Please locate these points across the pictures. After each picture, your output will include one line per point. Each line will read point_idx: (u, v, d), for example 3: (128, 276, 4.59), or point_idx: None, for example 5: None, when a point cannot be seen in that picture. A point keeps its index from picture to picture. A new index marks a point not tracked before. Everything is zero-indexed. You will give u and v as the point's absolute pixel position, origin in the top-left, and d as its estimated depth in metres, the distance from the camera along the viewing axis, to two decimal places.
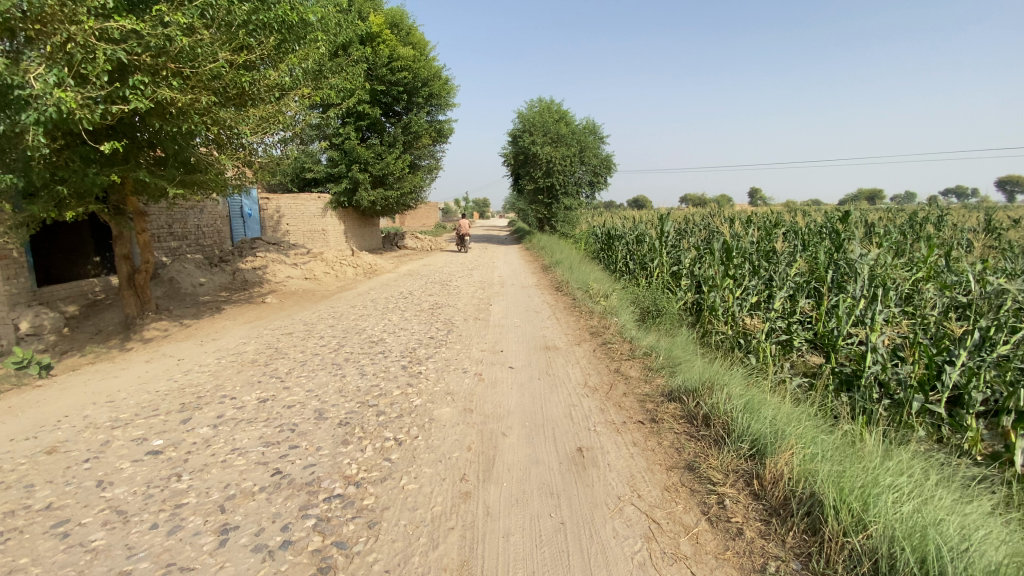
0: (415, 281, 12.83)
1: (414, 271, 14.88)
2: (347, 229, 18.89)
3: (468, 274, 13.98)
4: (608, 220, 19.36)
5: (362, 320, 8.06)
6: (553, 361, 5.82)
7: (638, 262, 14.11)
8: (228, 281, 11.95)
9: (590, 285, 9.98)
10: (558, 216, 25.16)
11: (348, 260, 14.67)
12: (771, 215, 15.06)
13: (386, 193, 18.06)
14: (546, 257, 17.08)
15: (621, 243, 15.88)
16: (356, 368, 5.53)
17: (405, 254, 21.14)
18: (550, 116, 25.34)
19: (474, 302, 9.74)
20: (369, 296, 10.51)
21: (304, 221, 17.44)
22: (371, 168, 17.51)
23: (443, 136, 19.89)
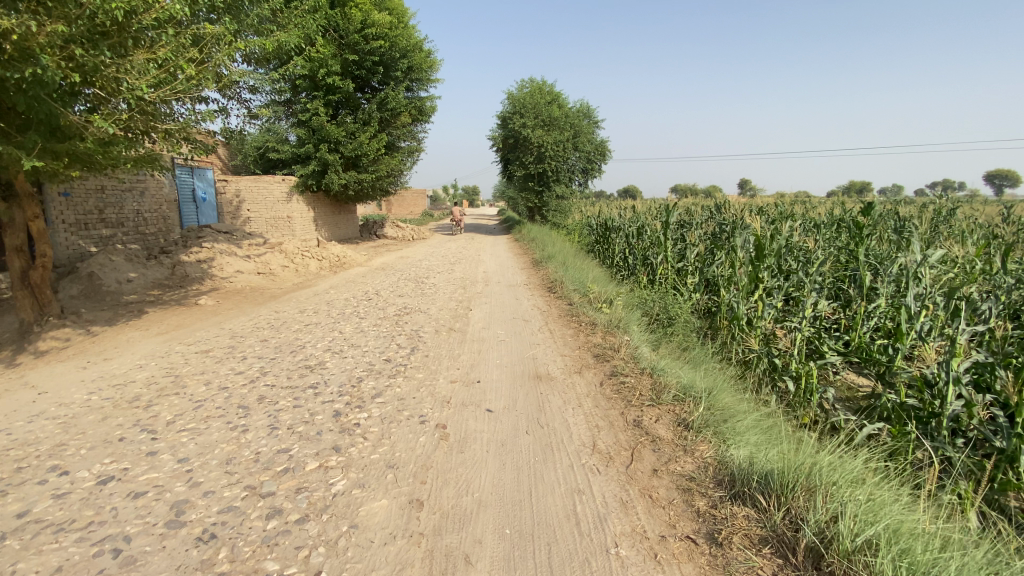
0: (386, 277, 11.11)
1: (388, 265, 13.16)
2: (317, 216, 17.06)
3: (450, 269, 12.30)
4: (604, 210, 17.75)
5: (304, 332, 6.40)
6: (546, 403, 4.20)
7: (639, 257, 12.55)
8: (165, 277, 9.99)
9: (588, 286, 8.41)
10: (549, 205, 23.46)
11: (312, 251, 12.90)
12: (784, 206, 13.60)
13: (360, 177, 16.21)
14: (536, 250, 15.48)
15: (620, 236, 14.29)
16: (267, 416, 3.92)
17: (383, 244, 19.34)
18: (542, 98, 23.52)
19: (451, 306, 8.08)
20: (326, 296, 8.81)
21: (267, 207, 15.56)
22: (342, 148, 15.64)
23: (425, 115, 18.00)
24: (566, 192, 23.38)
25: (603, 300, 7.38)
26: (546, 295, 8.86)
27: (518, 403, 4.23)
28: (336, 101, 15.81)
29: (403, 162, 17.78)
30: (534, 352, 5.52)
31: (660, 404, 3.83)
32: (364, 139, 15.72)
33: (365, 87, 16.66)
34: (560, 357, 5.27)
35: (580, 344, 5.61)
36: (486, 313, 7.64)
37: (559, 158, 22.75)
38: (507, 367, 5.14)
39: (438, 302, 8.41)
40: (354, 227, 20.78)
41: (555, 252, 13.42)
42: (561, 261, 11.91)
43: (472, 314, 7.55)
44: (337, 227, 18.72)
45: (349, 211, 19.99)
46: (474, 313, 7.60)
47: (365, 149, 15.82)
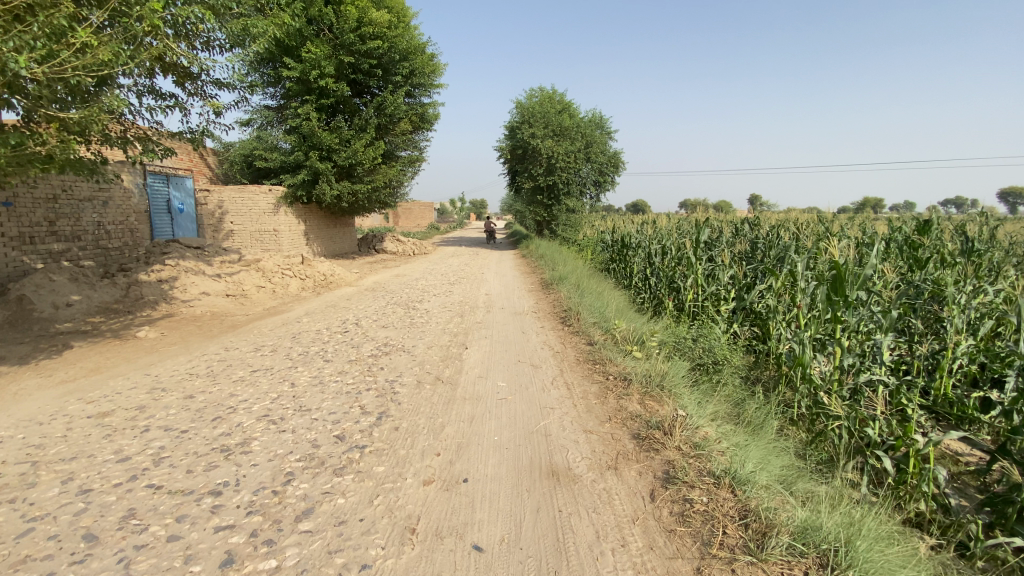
0: (374, 300, 9.58)
1: (380, 285, 11.66)
2: (309, 229, 15.70)
3: (448, 291, 10.79)
4: (620, 225, 16.18)
5: (247, 384, 4.90)
6: (568, 536, 2.63)
7: (663, 279, 10.97)
8: (115, 300, 8.59)
9: (608, 317, 6.85)
10: (559, 219, 22.02)
11: (294, 268, 11.36)
12: (827, 224, 12.05)
13: (355, 187, 14.71)
14: (546, 268, 13.98)
15: (640, 254, 12.69)
16: (116, 564, 2.42)
17: (380, 260, 17.92)
18: (553, 107, 22.19)
19: (443, 343, 6.51)
20: (294, 327, 7.30)
21: (252, 218, 14.06)
22: (335, 157, 14.20)
23: (427, 122, 16.57)
24: (578, 206, 21.90)
25: (632, 338, 5.83)
26: (560, 326, 7.30)
27: (523, 534, 2.66)
28: (329, 105, 14.41)
29: (403, 172, 16.31)
30: (547, 425, 3.93)
31: (764, 561, 2.29)
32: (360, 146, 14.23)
33: (363, 91, 15.31)
34: (582, 436, 3.70)
35: (610, 413, 4.04)
36: (485, 353, 6.08)
37: (570, 170, 21.33)
38: (508, 451, 3.57)
39: (428, 336, 6.84)
40: (350, 241, 19.37)
41: (566, 271, 11.90)
42: (575, 282, 10.37)
43: (468, 354, 5.98)
44: (331, 241, 17.30)
45: (344, 224, 18.58)
46: (471, 353, 6.04)
47: (361, 157, 14.32)
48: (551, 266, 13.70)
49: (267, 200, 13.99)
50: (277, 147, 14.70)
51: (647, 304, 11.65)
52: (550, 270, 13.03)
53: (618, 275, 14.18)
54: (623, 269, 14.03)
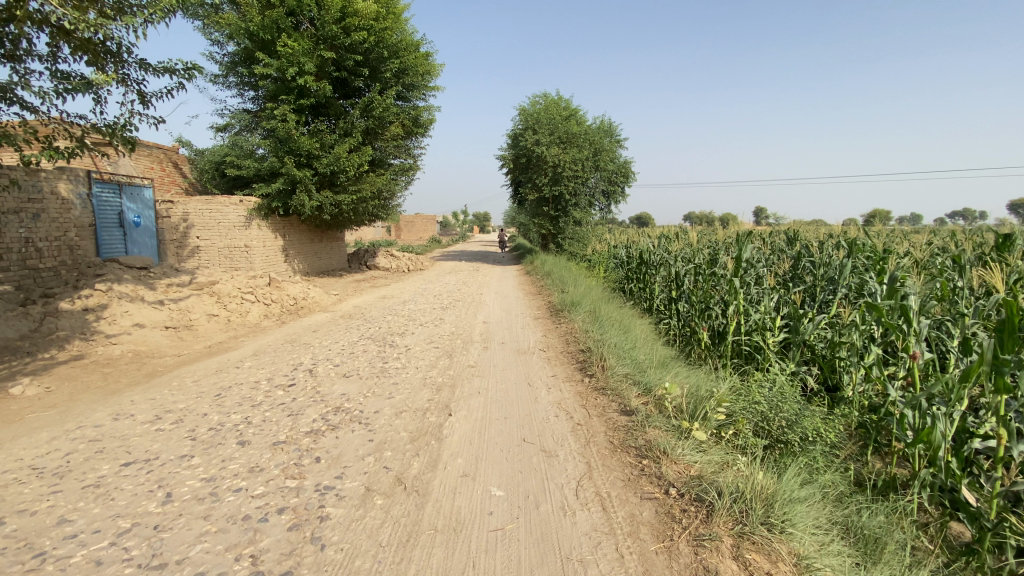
0: (345, 332, 7.79)
1: (360, 310, 9.90)
2: (288, 244, 14.02)
3: (438, 317, 9.00)
4: (636, 240, 14.40)
5: (98, 499, 3.13)
6: None
7: (693, 305, 9.19)
8: (24, 333, 6.78)
9: (642, 367, 5.05)
10: (565, 232, 20.29)
11: (258, 290, 9.60)
12: (886, 239, 10.26)
13: (339, 198, 12.88)
14: (554, 288, 12.22)
15: (664, 273, 10.91)
16: None
17: (369, 278, 16.20)
18: (559, 113, 20.54)
19: (419, 403, 4.70)
20: (226, 377, 5.53)
21: (219, 232, 12.29)
22: (315, 163, 12.41)
23: (421, 127, 14.88)
24: (587, 218, 20.17)
25: (686, 406, 4.04)
26: (578, 374, 5.47)
27: None
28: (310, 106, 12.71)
29: (395, 182, 14.48)
30: None
31: None
32: (344, 151, 12.44)
33: (349, 92, 13.64)
34: None
35: None
36: (475, 424, 4.26)
37: (577, 180, 19.67)
38: None
39: (400, 391, 5.05)
40: (338, 257, 17.64)
41: (579, 294, 10.11)
42: (590, 309, 8.59)
43: (451, 428, 4.17)
44: (314, 257, 15.59)
45: (331, 238, 16.86)
46: (455, 425, 4.23)
47: (346, 164, 12.54)
48: (559, 287, 11.95)
49: (236, 212, 12.28)
50: (251, 153, 13.02)
51: (673, 333, 9.84)
52: (559, 293, 11.25)
53: (635, 296, 12.37)
54: (640, 290, 12.23)
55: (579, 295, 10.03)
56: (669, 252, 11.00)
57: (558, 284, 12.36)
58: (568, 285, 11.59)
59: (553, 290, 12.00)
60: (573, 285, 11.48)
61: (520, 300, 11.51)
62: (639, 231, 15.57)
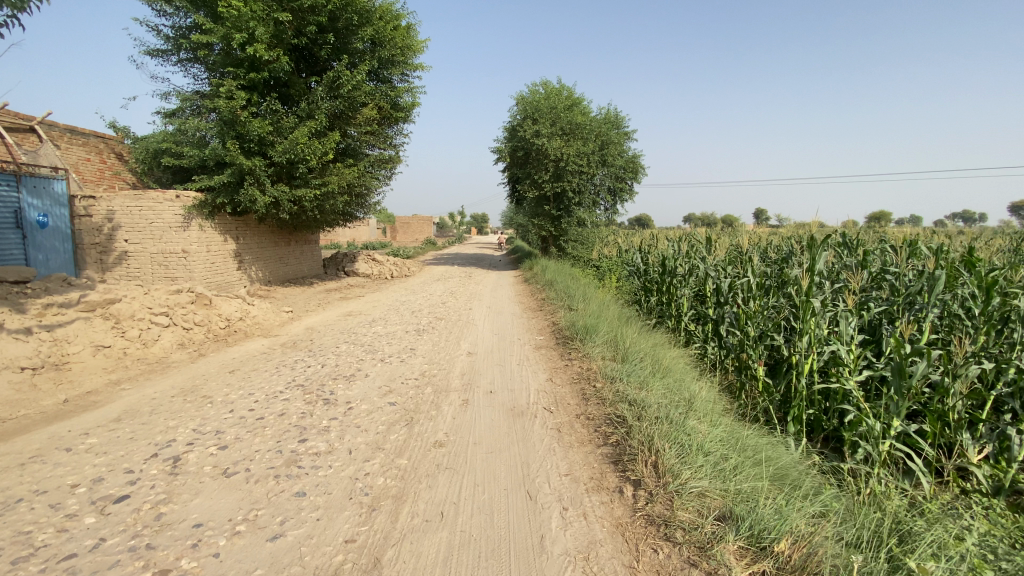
0: (272, 374, 5.59)
1: (311, 334, 7.72)
2: (243, 248, 11.81)
3: (409, 346, 6.80)
4: (655, 246, 12.21)
5: None
6: None
7: (742, 328, 7.06)
8: None
9: (730, 472, 2.91)
10: (568, 234, 18.25)
11: (178, 308, 7.39)
12: (983, 242, 8.09)
13: (298, 194, 10.61)
14: (559, 300, 10.07)
15: (696, 285, 8.76)
16: None
17: (344, 287, 14.03)
18: (563, 100, 18.23)
19: (322, 557, 2.54)
20: (28, 479, 3.36)
21: (151, 234, 9.96)
22: (270, 151, 10.21)
23: (401, 111, 12.64)
24: (592, 219, 18.01)
25: None
26: (611, 469, 3.29)
27: None
28: (265, 83, 10.48)
29: (370, 176, 12.23)
30: None
31: None
32: (305, 137, 10.20)
33: (314, 68, 11.41)
34: None
35: None
36: None
37: (582, 177, 17.51)
38: None
39: (301, 517, 2.88)
40: (311, 261, 15.42)
41: (596, 311, 7.90)
42: (612, 330, 6.43)
43: None
44: (278, 262, 13.37)
45: (301, 240, 14.64)
46: None
47: (308, 152, 10.30)
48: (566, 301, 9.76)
49: (172, 210, 9.98)
50: (194, 138, 10.72)
51: (713, 361, 7.73)
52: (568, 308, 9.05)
53: (656, 312, 10.16)
54: (662, 305, 10.07)
55: (597, 312, 7.83)
56: (703, 260, 8.82)
57: (563, 297, 10.16)
58: (579, 298, 9.39)
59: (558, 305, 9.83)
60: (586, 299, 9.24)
61: (517, 316, 9.31)
62: (655, 234, 13.43)
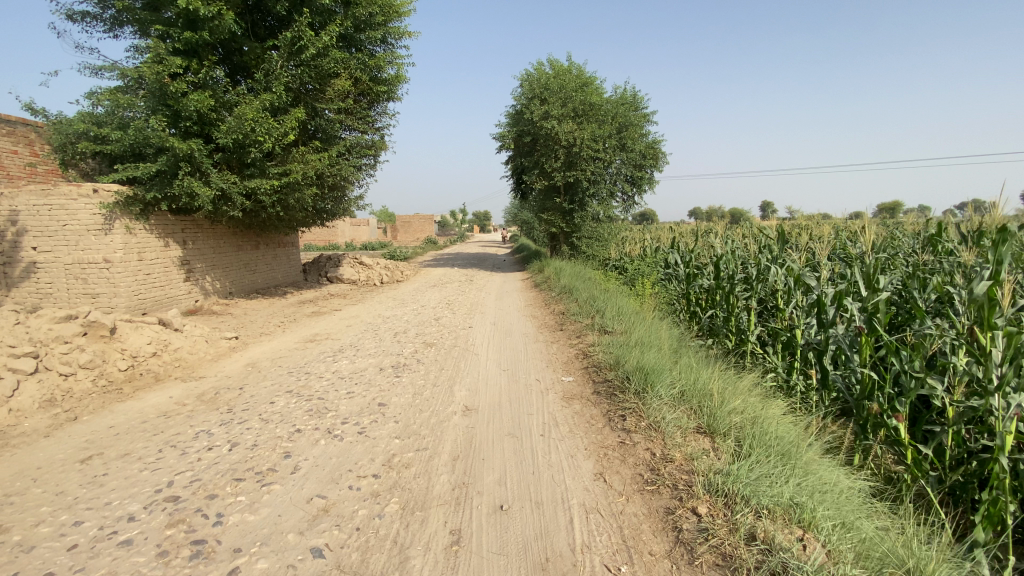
0: (145, 469, 3.43)
1: (249, 374, 5.57)
2: (194, 254, 9.65)
3: (380, 398, 4.62)
4: (697, 244, 9.90)
5: None
6: None
7: (858, 360, 4.79)
8: None
9: None
10: (581, 231, 15.97)
11: (57, 345, 5.22)
12: None
13: (251, 185, 8.35)
14: (581, 311, 7.85)
15: (773, 294, 6.55)
16: None
17: (322, 297, 11.88)
18: (575, 78, 15.97)
19: None
20: None
21: (65, 239, 7.82)
22: (216, 132, 7.96)
23: (383, 85, 10.42)
24: (608, 212, 15.77)
25: None
26: None
27: None
28: (208, 46, 8.26)
29: (346, 164, 9.98)
30: None
31: None
32: (256, 112, 7.96)
33: (273, 32, 9.21)
34: None
35: None
36: None
37: (597, 164, 15.26)
38: None
39: None
40: (286, 267, 13.22)
41: (644, 331, 5.68)
42: (683, 373, 4.26)
43: None
44: (242, 269, 11.19)
45: (271, 242, 12.43)
46: None
47: (261, 131, 8.06)
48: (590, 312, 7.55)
49: (90, 208, 7.73)
50: (111, 116, 8.27)
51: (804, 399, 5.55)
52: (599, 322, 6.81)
53: (704, 325, 7.92)
54: (711, 315, 7.85)
55: (647, 333, 5.61)
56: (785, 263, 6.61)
57: (586, 306, 7.93)
58: (613, 309, 7.15)
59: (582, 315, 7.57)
60: (624, 312, 7.01)
61: (532, 337, 7.07)
62: (689, 233, 11.17)
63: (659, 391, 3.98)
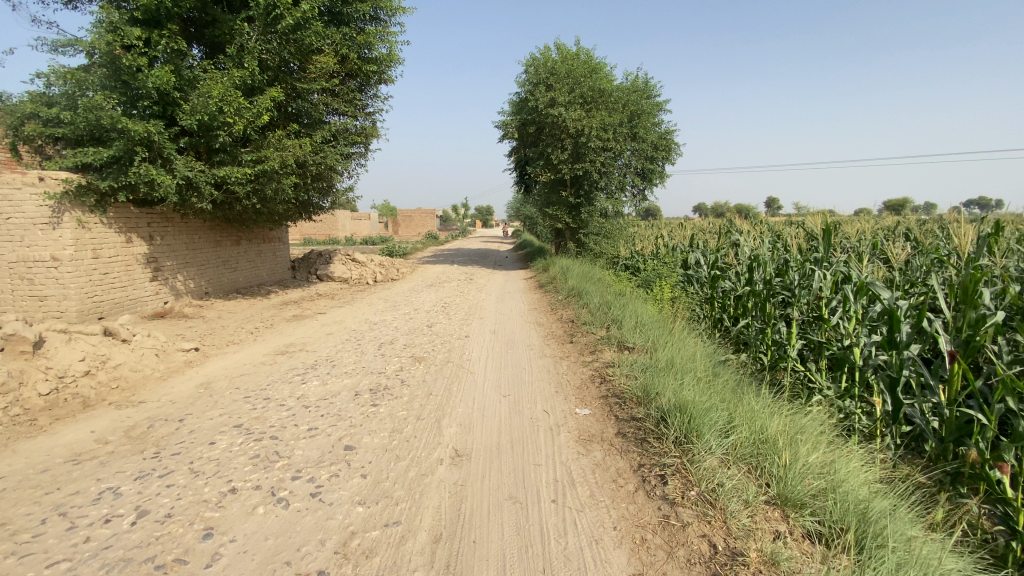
0: (8, 555, 2.49)
1: (198, 399, 4.63)
2: (163, 251, 8.69)
3: (348, 439, 3.66)
4: (721, 242, 8.89)
5: None
6: None
7: (953, 393, 3.82)
8: None
9: None
10: (589, 227, 14.95)
11: None
12: None
13: (220, 174, 7.35)
14: (593, 318, 6.88)
15: (823, 303, 5.56)
16: None
17: (308, 297, 10.94)
18: (584, 63, 14.91)
19: None
20: None
21: (9, 234, 6.89)
22: (179, 114, 6.96)
23: (373, 64, 9.39)
24: (618, 207, 14.76)
25: None
26: None
27: None
28: (172, 16, 7.27)
29: (331, 152, 8.96)
30: None
31: None
32: (225, 90, 6.94)
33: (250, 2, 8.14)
34: None
35: None
36: None
37: (607, 156, 14.22)
38: None
39: None
40: (271, 264, 12.26)
41: (673, 349, 4.70)
42: (736, 415, 3.29)
43: None
44: (220, 267, 10.25)
45: (254, 237, 11.47)
46: None
47: (230, 112, 7.03)
48: (604, 318, 6.57)
49: (35, 199, 6.76)
50: (56, 95, 7.16)
51: (862, 431, 4.57)
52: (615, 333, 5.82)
53: (733, 335, 6.93)
54: (741, 323, 6.86)
55: (677, 352, 4.63)
56: (840, 266, 5.59)
57: (599, 312, 6.93)
58: (631, 317, 6.16)
59: (595, 322, 6.59)
60: (645, 321, 6.02)
61: (537, 348, 6.09)
62: (710, 230, 10.12)
63: (710, 443, 3.02)
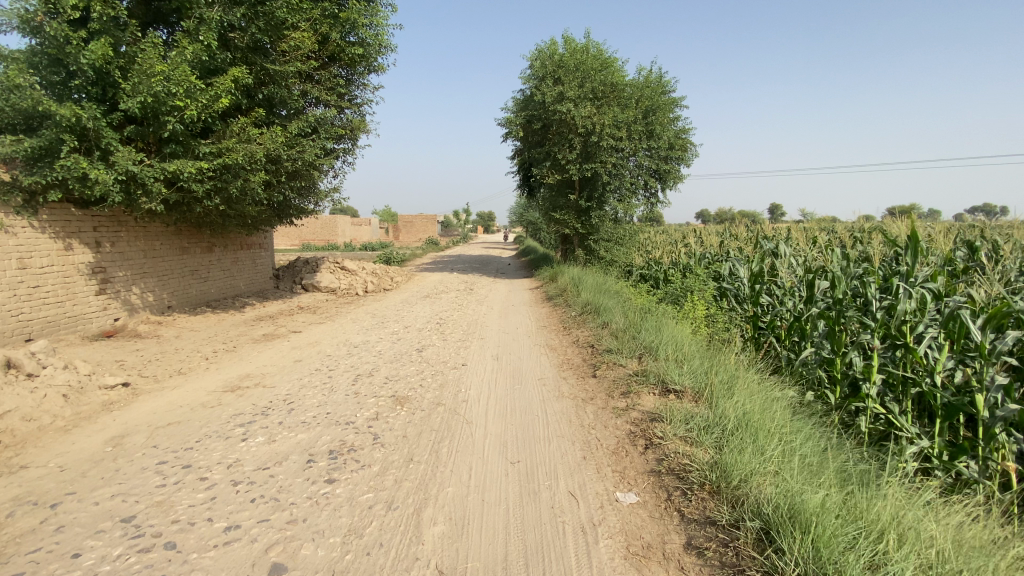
0: None
1: (96, 466, 3.41)
2: (113, 259, 7.49)
3: (280, 551, 2.42)
4: (758, 252, 7.73)
5: None
6: None
7: None
8: None
9: None
10: (599, 232, 13.74)
11: None
12: None
13: (171, 168, 6.13)
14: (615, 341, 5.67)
15: (919, 332, 4.38)
16: None
17: (287, 310, 9.72)
18: (594, 55, 13.75)
19: None
20: None
21: None
22: (121, 96, 5.78)
23: (358, 45, 8.22)
24: (630, 210, 13.55)
25: None
26: None
27: None
28: None
29: (310, 145, 7.77)
30: None
31: None
32: (175, 68, 5.76)
33: None
34: None
35: None
36: None
37: (620, 155, 13.05)
38: None
39: None
40: (249, 273, 11.05)
41: (743, 397, 3.45)
42: (877, 526, 2.13)
43: None
44: (187, 277, 9.04)
45: (229, 243, 10.27)
46: None
47: (181, 93, 5.84)
48: (631, 341, 5.29)
49: None
50: None
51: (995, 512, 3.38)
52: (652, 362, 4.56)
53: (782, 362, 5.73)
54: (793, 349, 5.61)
55: (749, 404, 3.39)
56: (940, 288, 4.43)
57: (623, 333, 5.66)
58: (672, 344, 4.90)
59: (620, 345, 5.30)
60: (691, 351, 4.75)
61: (552, 383, 4.82)
62: (742, 239, 8.85)
63: None
